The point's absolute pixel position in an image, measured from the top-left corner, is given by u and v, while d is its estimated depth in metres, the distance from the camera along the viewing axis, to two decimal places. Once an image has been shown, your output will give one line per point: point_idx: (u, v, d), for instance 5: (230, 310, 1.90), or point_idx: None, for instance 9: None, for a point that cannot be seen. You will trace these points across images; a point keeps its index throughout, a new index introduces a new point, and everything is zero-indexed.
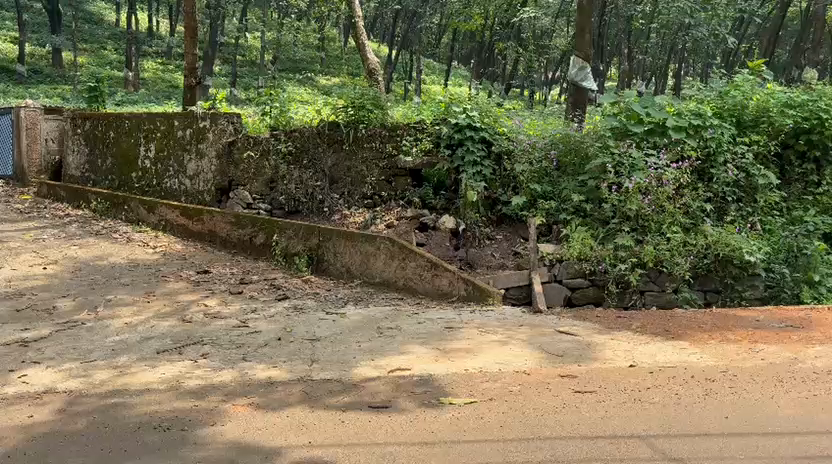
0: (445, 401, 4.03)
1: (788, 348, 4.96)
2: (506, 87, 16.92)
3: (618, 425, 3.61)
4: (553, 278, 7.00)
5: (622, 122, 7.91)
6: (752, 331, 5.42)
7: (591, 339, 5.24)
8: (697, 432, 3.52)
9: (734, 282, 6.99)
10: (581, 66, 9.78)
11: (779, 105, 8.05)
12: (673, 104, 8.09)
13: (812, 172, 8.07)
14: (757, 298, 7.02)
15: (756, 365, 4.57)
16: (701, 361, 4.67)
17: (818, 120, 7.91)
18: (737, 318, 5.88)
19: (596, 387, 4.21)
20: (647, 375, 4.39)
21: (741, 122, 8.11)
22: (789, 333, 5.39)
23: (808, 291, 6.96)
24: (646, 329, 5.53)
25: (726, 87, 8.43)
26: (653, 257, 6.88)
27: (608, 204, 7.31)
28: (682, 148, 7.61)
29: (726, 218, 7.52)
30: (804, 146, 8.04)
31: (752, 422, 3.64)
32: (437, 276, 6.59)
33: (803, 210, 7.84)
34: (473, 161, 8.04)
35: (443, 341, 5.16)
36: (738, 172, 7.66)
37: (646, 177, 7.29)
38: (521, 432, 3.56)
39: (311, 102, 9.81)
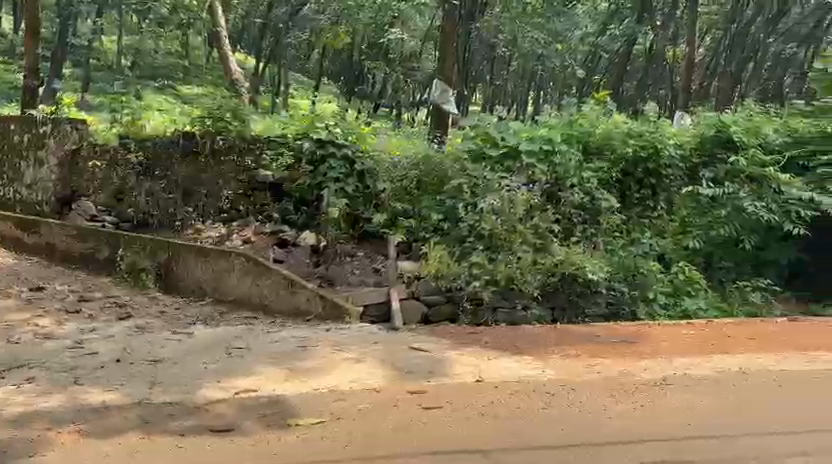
0: (292, 422, 3.96)
1: (621, 361, 5.29)
2: (375, 107, 17.06)
3: (462, 440, 3.69)
4: (411, 295, 7.17)
5: (478, 146, 8.39)
6: (591, 346, 5.75)
7: (443, 355, 5.34)
8: (535, 444, 3.68)
9: (579, 299, 7.30)
10: (443, 90, 10.01)
11: (622, 134, 8.71)
12: (527, 129, 8.57)
13: (649, 198, 8.65)
14: (599, 315, 7.34)
15: (592, 378, 4.85)
16: (543, 375, 4.88)
17: (654, 150, 8.61)
18: (578, 333, 6.21)
19: (443, 402, 4.30)
20: (492, 389, 4.54)
21: (587, 148, 8.67)
22: (624, 347, 5.77)
23: (642, 307, 7.48)
24: (495, 345, 5.71)
25: (576, 116, 9.04)
26: (506, 275, 7.13)
27: (464, 223, 7.57)
28: (533, 172, 8.13)
29: (573, 238, 7.88)
30: (642, 174, 8.63)
31: (585, 432, 3.85)
32: (294, 293, 6.47)
33: (641, 233, 8.42)
34: (335, 177, 8.11)
35: (295, 360, 5.07)
36: (585, 196, 8.10)
37: (499, 199, 7.61)
38: (367, 450, 3.57)
39: (169, 111, 9.49)
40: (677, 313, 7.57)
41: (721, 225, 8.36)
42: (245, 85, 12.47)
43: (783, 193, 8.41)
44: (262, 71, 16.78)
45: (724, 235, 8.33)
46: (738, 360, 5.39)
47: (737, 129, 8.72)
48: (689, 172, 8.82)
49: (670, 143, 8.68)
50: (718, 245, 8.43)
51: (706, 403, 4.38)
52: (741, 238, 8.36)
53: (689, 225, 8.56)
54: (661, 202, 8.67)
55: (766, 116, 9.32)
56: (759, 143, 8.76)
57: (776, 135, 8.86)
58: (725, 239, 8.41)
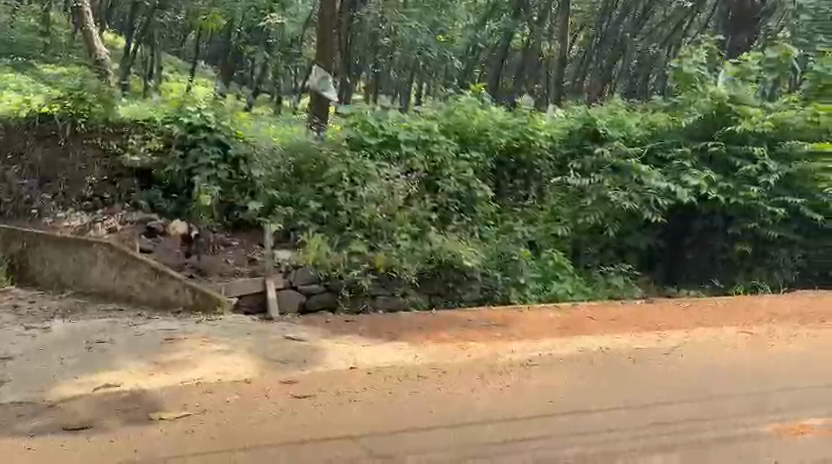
0: (154, 416, 3.81)
1: (491, 344, 5.49)
2: (254, 91, 16.66)
3: (331, 427, 3.69)
4: (287, 285, 7.00)
5: (357, 134, 8.28)
6: (463, 331, 5.91)
7: (317, 344, 5.30)
8: (404, 427, 3.73)
9: (455, 286, 7.50)
10: (323, 77, 9.83)
11: (496, 126, 9.08)
12: (405, 119, 8.66)
13: (520, 188, 9.19)
14: (474, 300, 7.54)
15: (463, 361, 4.98)
16: (415, 360, 4.96)
17: (525, 141, 9.10)
18: (453, 319, 6.36)
19: (314, 391, 4.27)
20: (365, 376, 4.57)
21: (464, 139, 8.88)
22: (495, 330, 5.97)
23: (515, 293, 7.71)
24: (370, 332, 5.75)
25: (452, 107, 9.18)
26: (384, 263, 7.19)
27: (343, 212, 7.52)
28: (411, 161, 8.19)
29: (449, 226, 8.07)
30: (515, 164, 9.17)
31: (453, 414, 3.94)
32: (162, 284, 6.22)
33: (514, 221, 8.77)
34: (207, 164, 7.85)
35: (161, 353, 4.87)
36: (460, 186, 8.34)
37: (378, 187, 7.71)
38: (230, 441, 3.47)
39: (26, 91, 8.87)
40: (547, 297, 7.87)
41: (587, 213, 8.80)
42: (111, 65, 11.78)
43: (643, 183, 8.85)
44: (132, 53, 15.92)
45: (590, 223, 8.75)
46: (599, 341, 5.71)
47: (603, 122, 9.34)
48: (558, 164, 9.38)
49: (541, 134, 9.23)
50: (584, 233, 8.87)
51: (568, 382, 4.60)
52: (605, 226, 8.79)
53: (559, 214, 8.99)
54: (533, 191, 9.23)
55: (625, 110, 9.98)
56: (622, 135, 9.44)
57: (637, 128, 9.57)
58: (591, 228, 8.84)
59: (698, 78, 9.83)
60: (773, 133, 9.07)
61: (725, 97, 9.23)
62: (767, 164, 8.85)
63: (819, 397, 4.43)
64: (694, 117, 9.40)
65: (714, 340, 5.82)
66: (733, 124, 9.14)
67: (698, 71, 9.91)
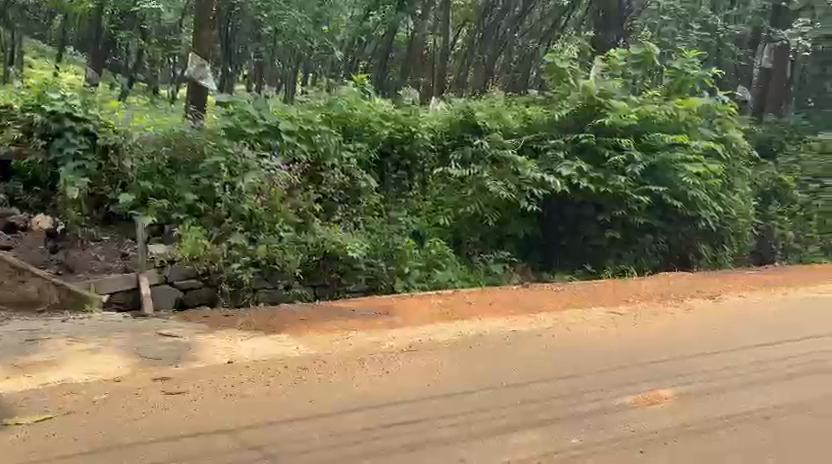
0: (11, 422, 3.57)
1: (373, 332, 5.55)
2: (129, 80, 15.94)
3: (207, 422, 3.61)
4: (163, 280, 6.75)
5: (235, 122, 7.98)
6: (345, 320, 5.93)
7: (194, 339, 5.15)
8: (281, 418, 3.71)
9: (340, 277, 7.55)
10: (200, 64, 9.54)
11: (378, 116, 9.09)
12: (285, 108, 8.41)
13: (405, 179, 9.20)
14: (359, 291, 7.66)
15: (344, 350, 5.00)
16: (296, 352, 4.93)
17: (408, 132, 9.21)
18: (335, 309, 6.37)
19: (188, 387, 4.15)
20: (243, 369, 4.50)
21: (347, 129, 8.86)
22: (376, 319, 6.02)
23: (399, 282, 7.85)
24: (250, 325, 5.66)
25: (334, 96, 9.04)
26: (266, 256, 7.10)
27: (222, 204, 7.35)
28: (293, 151, 8.08)
29: (334, 217, 8.11)
30: (398, 156, 9.20)
31: (332, 402, 3.96)
32: (23, 282, 5.86)
33: (397, 212, 8.90)
34: (73, 154, 7.45)
35: (18, 354, 4.57)
36: (344, 176, 8.34)
37: (258, 179, 7.53)
38: (96, 442, 3.34)
39: None
40: (430, 285, 8.07)
41: (467, 203, 9.09)
42: None
43: (520, 174, 9.22)
44: None
45: (470, 213, 9.05)
46: (477, 324, 5.91)
47: (482, 114, 9.60)
48: (440, 154, 9.53)
49: (423, 126, 9.36)
50: (465, 222, 9.11)
51: (445, 366, 4.73)
52: (485, 216, 9.11)
53: (443, 204, 9.17)
54: (416, 182, 9.29)
55: (504, 103, 10.33)
56: (501, 129, 9.68)
57: (515, 121, 9.84)
58: (472, 217, 9.13)
59: (570, 72, 10.20)
60: (638, 125, 9.73)
61: (595, 91, 9.70)
62: (632, 154, 9.43)
63: (673, 370, 4.80)
64: (566, 109, 9.76)
65: (583, 320, 6.15)
66: (602, 117, 9.63)
67: (569, 66, 10.27)
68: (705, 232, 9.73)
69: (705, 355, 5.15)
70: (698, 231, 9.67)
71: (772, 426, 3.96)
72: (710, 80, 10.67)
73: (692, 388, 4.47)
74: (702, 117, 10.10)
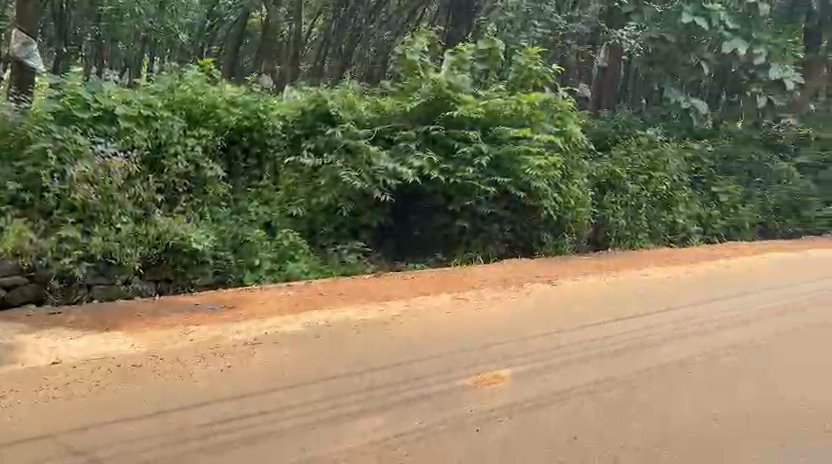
0: None
1: (216, 326, 5.38)
2: None
3: (26, 427, 3.35)
4: None
5: (63, 106, 7.29)
6: (187, 315, 5.70)
7: (13, 340, 4.74)
8: (111, 419, 3.51)
9: (184, 270, 7.21)
10: (25, 43, 8.75)
11: (226, 102, 8.74)
12: (124, 92, 7.89)
13: (254, 168, 9.04)
14: (205, 285, 7.37)
15: (185, 345, 4.81)
16: (130, 349, 4.67)
17: (257, 120, 8.99)
18: (177, 304, 6.10)
19: (5, 391, 3.81)
20: (69, 370, 4.19)
21: (191, 115, 8.43)
22: (222, 313, 5.84)
23: (248, 274, 7.69)
24: (81, 323, 5.28)
25: (177, 81, 8.60)
26: (101, 249, 6.67)
27: (50, 195, 6.73)
28: (130, 137, 7.52)
29: (177, 208, 7.73)
30: (248, 143, 8.95)
31: (167, 399, 3.80)
32: None
33: (248, 202, 8.71)
34: None
35: None
36: (188, 165, 7.99)
37: (93, 166, 7.03)
38: None
39: None
40: (281, 277, 7.95)
41: (321, 193, 9.03)
42: None
43: (373, 164, 9.27)
44: None
45: (324, 203, 8.98)
46: (326, 314, 5.90)
47: (334, 103, 9.54)
48: (292, 143, 9.41)
49: (273, 114, 9.20)
50: (320, 212, 9.02)
51: (293, 357, 4.71)
52: (338, 206, 9.03)
53: (295, 193, 9.04)
54: (266, 171, 9.13)
55: (356, 92, 10.32)
56: (353, 118, 9.70)
57: (366, 111, 9.87)
58: (325, 207, 9.03)
59: (420, 65, 10.50)
60: (485, 119, 10.12)
61: (445, 84, 9.98)
62: (479, 147, 9.73)
63: (510, 351, 5.09)
64: (417, 101, 9.94)
65: (430, 306, 6.34)
66: (451, 109, 9.92)
67: (420, 59, 10.52)
68: (548, 221, 10.22)
69: (541, 336, 5.49)
70: (541, 220, 10.15)
71: (596, 399, 4.32)
72: (551, 76, 11.32)
73: (527, 367, 4.76)
74: (544, 112, 10.61)
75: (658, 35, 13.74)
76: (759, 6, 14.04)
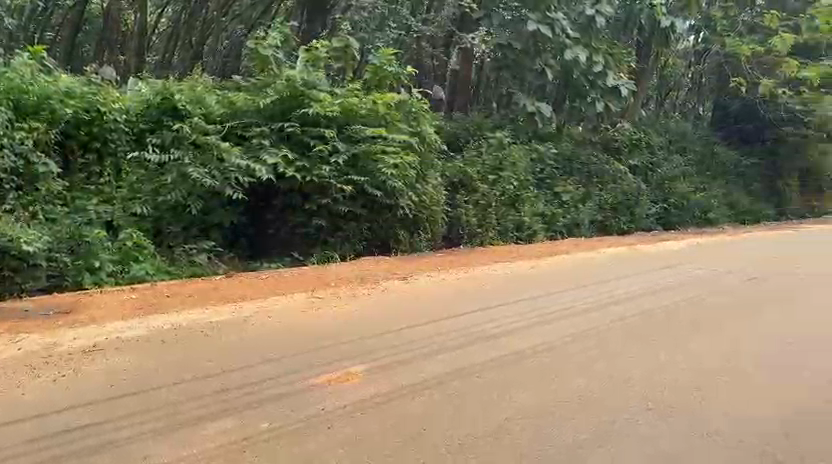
0: None
1: (50, 332, 5.06)
2: None
3: None
4: None
5: None
6: (17, 321, 5.30)
7: None
8: None
9: (13, 274, 6.66)
10: None
11: (60, 94, 8.32)
12: None
13: (93, 164, 8.63)
14: (39, 290, 6.83)
15: (15, 355, 4.51)
16: None
17: (96, 113, 8.59)
18: (4, 311, 5.63)
19: None
20: None
21: (19, 107, 7.93)
22: (57, 318, 5.48)
23: (87, 277, 7.13)
24: None
25: (4, 70, 8.05)
26: None
27: None
28: None
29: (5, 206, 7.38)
30: (85, 137, 8.56)
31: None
32: None
33: (87, 200, 8.23)
34: None
35: None
36: (16, 160, 7.60)
37: None
38: None
39: None
40: (125, 279, 7.46)
41: (168, 191, 8.65)
42: None
43: (225, 160, 8.92)
44: None
45: (171, 201, 8.61)
46: (175, 317, 5.67)
47: (181, 97, 9.27)
48: (136, 138, 9.05)
49: (114, 107, 8.77)
50: (166, 211, 8.65)
51: (137, 362, 4.53)
52: (187, 204, 8.68)
53: (139, 191, 8.64)
54: (107, 167, 8.74)
55: (206, 86, 10.07)
56: (202, 112, 9.39)
57: (217, 106, 9.58)
58: (173, 205, 8.68)
59: (273, 61, 10.49)
60: (341, 117, 10.12)
61: (298, 83, 9.91)
62: (336, 145, 9.78)
63: (363, 348, 5.21)
64: (271, 97, 9.76)
65: (283, 306, 6.29)
66: (306, 107, 9.83)
67: (273, 55, 10.54)
68: (404, 220, 10.41)
69: (393, 332, 5.65)
70: (398, 218, 10.28)
71: (444, 391, 4.50)
72: (406, 76, 11.50)
73: (379, 364, 4.89)
74: (399, 112, 10.83)
75: (506, 42, 14.35)
76: (595, 18, 14.75)
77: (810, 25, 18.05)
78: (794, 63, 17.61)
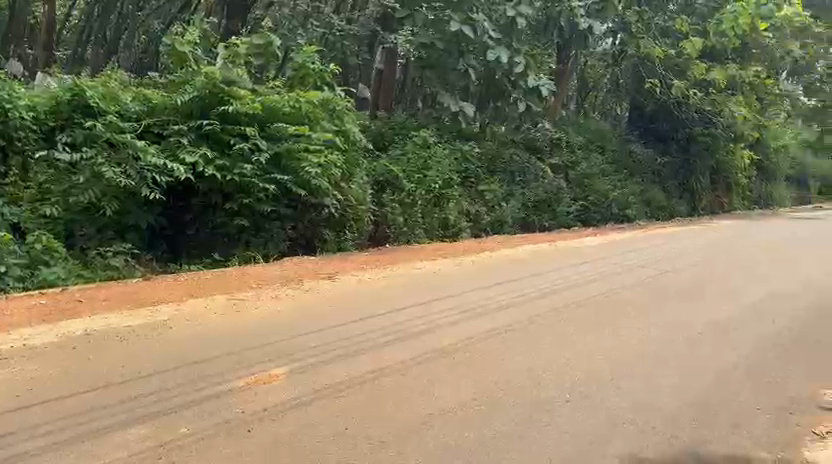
0: None
1: None
2: None
3: None
4: None
5: None
6: None
7: None
8: None
9: None
10: None
11: None
12: None
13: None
14: None
15: None
16: None
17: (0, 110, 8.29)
18: None
19: None
20: None
21: None
22: None
23: None
24: None
25: None
26: None
27: None
28: None
29: None
30: None
31: None
32: None
33: None
34: None
35: None
36: None
37: None
38: None
39: None
40: (33, 284, 7.17)
41: (80, 192, 8.29)
42: None
43: (141, 159, 8.64)
44: None
45: (84, 202, 8.27)
46: (88, 323, 5.45)
47: (94, 94, 8.77)
48: (44, 136, 8.65)
49: (20, 104, 8.46)
50: (78, 211, 8.35)
51: (46, 370, 4.33)
52: (101, 205, 8.38)
53: (48, 193, 8.32)
54: (14, 166, 8.41)
55: (120, 82, 9.64)
56: (116, 110, 9.02)
57: (132, 103, 9.21)
58: (86, 206, 8.37)
59: (192, 57, 10.17)
60: (260, 114, 9.93)
61: (218, 78, 9.64)
62: (258, 142, 9.61)
63: (285, 350, 5.16)
64: (190, 94, 9.45)
65: (203, 308, 6.13)
66: (227, 105, 9.61)
67: (191, 51, 10.24)
68: (329, 219, 10.37)
69: (316, 333, 5.62)
70: (323, 218, 10.26)
71: (368, 390, 4.51)
72: (329, 74, 11.42)
73: (301, 365, 4.87)
74: (323, 110, 10.73)
75: (429, 41, 14.26)
76: (516, 19, 14.80)
77: (717, 30, 18.91)
78: (702, 66, 18.41)
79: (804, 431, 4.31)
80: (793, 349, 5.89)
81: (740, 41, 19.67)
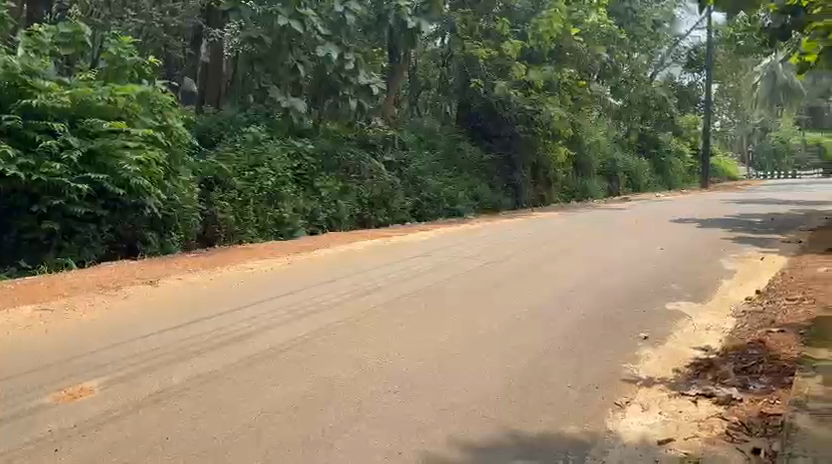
0: None
1: None
2: None
3: None
4: None
5: None
6: None
7: None
8: None
9: None
10: None
11: None
12: None
13: None
14: None
15: None
16: None
17: None
18: None
19: None
20: None
21: None
22: None
23: None
24: None
25: None
26: None
27: None
28: None
29: None
30: None
31: None
32: None
33: None
34: None
35: None
36: None
37: None
38: None
39: None
40: None
41: None
42: None
43: None
44: None
45: None
46: None
47: None
48: None
49: None
50: None
51: None
52: None
53: None
54: None
55: None
56: None
57: None
58: None
59: None
60: (72, 110, 9.48)
61: (18, 69, 9.11)
62: (68, 140, 9.14)
63: (101, 362, 4.86)
64: None
65: (6, 321, 5.65)
66: (29, 98, 9.07)
67: None
68: (152, 220, 9.82)
69: (136, 341, 5.33)
70: (145, 218, 9.71)
71: (192, 396, 4.36)
72: (147, 66, 10.87)
73: (119, 375, 4.60)
74: (141, 104, 10.10)
75: (257, 36, 14.16)
76: (344, 16, 15.28)
77: (535, 32, 20.10)
78: (522, 66, 19.89)
79: (606, 402, 4.74)
80: (597, 329, 6.45)
81: (556, 43, 21.06)
